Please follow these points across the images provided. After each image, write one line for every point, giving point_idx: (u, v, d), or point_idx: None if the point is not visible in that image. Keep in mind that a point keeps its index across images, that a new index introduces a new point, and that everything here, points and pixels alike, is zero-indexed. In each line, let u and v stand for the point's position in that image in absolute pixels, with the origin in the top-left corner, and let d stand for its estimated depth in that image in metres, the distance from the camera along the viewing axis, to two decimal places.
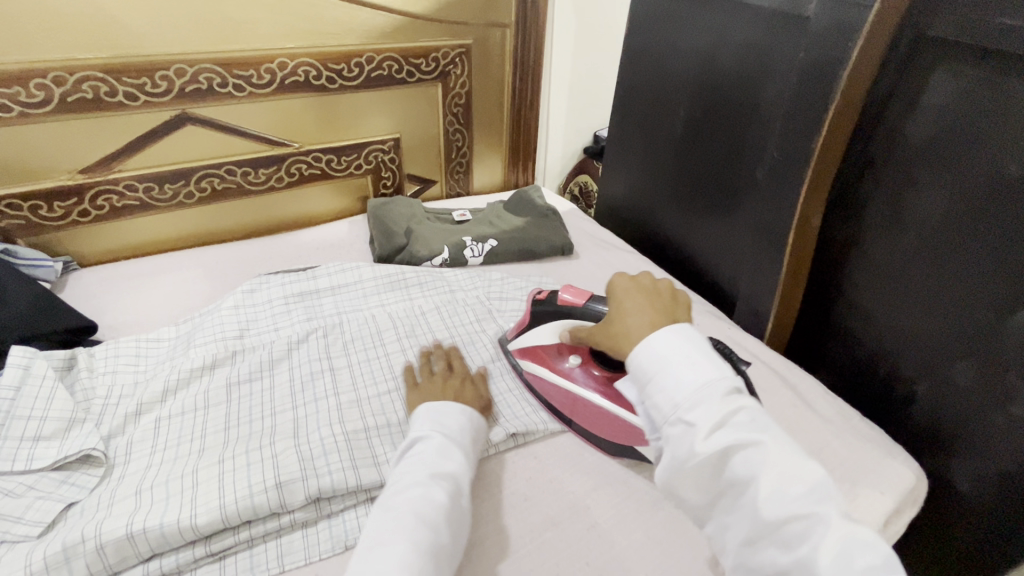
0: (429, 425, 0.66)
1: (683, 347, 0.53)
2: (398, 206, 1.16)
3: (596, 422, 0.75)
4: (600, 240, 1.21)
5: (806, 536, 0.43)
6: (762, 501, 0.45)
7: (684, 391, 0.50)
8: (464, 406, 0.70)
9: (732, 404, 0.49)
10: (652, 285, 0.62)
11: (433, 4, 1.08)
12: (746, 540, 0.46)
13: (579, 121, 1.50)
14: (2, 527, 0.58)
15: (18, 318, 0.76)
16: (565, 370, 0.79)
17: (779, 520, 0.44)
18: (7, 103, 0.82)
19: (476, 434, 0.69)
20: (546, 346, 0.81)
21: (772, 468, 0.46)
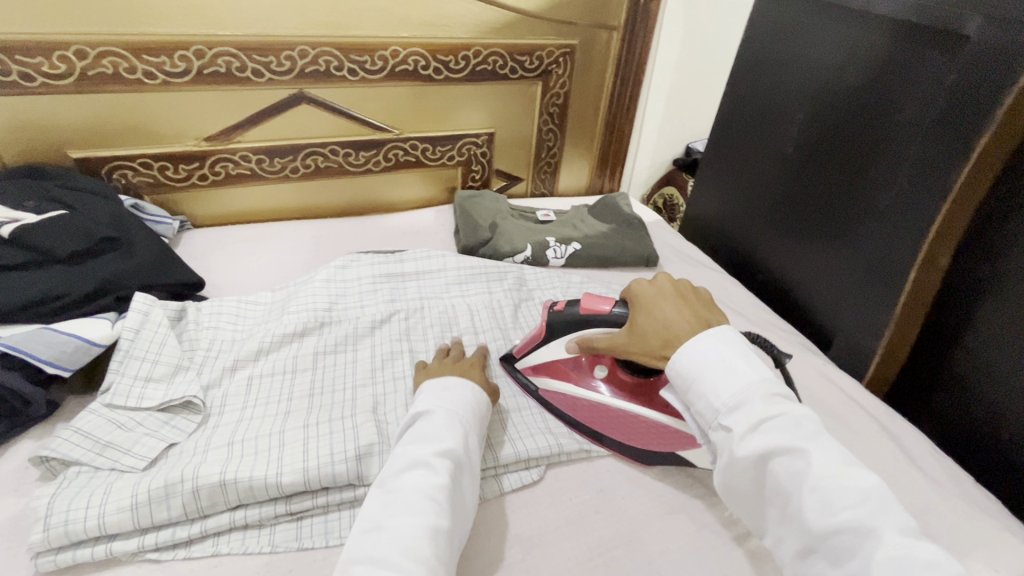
0: (430, 401, 0.64)
1: (721, 354, 0.59)
2: (485, 200, 1.17)
3: (636, 436, 0.72)
4: (686, 254, 1.17)
5: (854, 551, 0.46)
6: (807, 508, 0.49)
7: (725, 395, 0.56)
8: (464, 381, 0.68)
9: (772, 409, 0.54)
10: (674, 291, 0.68)
11: (545, 2, 1.08)
12: (800, 551, 0.50)
13: (673, 132, 1.45)
14: (114, 456, 0.63)
15: (142, 266, 0.81)
16: (594, 385, 0.75)
17: (825, 531, 0.48)
18: (154, 71, 0.90)
19: (483, 411, 0.67)
20: (565, 360, 0.77)
21: (810, 475, 0.50)
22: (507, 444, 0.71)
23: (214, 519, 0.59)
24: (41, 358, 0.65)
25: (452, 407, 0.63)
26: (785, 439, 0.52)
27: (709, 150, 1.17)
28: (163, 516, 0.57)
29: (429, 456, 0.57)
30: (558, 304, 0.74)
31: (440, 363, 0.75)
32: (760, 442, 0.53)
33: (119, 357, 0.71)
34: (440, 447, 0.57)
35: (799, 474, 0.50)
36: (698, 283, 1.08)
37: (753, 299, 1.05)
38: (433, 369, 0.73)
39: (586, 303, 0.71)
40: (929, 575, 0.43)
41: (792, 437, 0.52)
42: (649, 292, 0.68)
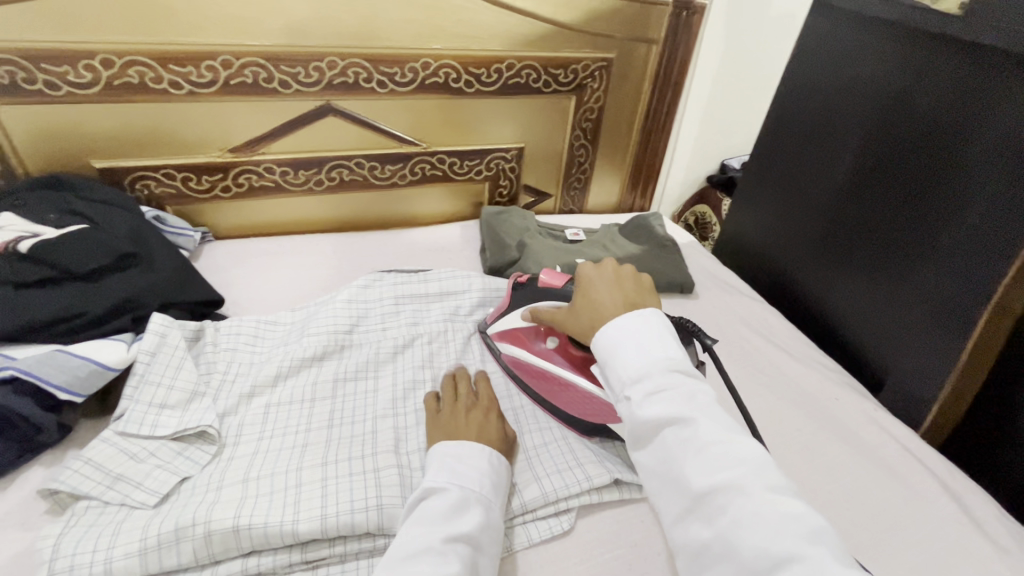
0: (445, 475, 0.59)
1: (639, 328, 0.54)
2: (513, 217, 1.13)
3: (572, 401, 0.75)
4: (722, 280, 1.11)
5: (727, 508, 0.43)
6: (688, 469, 0.45)
7: (632, 367, 0.52)
8: (481, 447, 0.63)
9: (673, 380, 0.50)
10: (614, 274, 0.64)
11: (583, 14, 1.03)
12: (678, 514, 0.46)
13: (708, 148, 1.40)
14: (124, 491, 0.60)
15: (161, 285, 0.78)
16: (542, 352, 0.78)
17: (703, 492, 0.44)
18: (180, 81, 0.87)
19: (502, 484, 0.62)
20: (525, 329, 0.81)
21: (695, 441, 0.46)
22: (521, 490, 0.66)
23: (224, 566, 0.55)
24: (53, 383, 0.63)
25: (468, 486, 0.58)
26: (677, 407, 0.48)
27: (750, 170, 1.11)
28: (170, 563, 0.54)
29: (444, 544, 0.51)
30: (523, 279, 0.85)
31: (452, 410, 0.69)
32: (653, 411, 0.48)
33: (134, 381, 0.68)
34: (458, 533, 0.53)
35: (687, 443, 0.46)
36: (736, 312, 1.02)
37: (795, 331, 0.99)
38: (445, 418, 0.68)
39: (545, 276, 0.80)
40: (790, 524, 0.40)
41: (683, 405, 0.48)
42: (591, 273, 0.64)
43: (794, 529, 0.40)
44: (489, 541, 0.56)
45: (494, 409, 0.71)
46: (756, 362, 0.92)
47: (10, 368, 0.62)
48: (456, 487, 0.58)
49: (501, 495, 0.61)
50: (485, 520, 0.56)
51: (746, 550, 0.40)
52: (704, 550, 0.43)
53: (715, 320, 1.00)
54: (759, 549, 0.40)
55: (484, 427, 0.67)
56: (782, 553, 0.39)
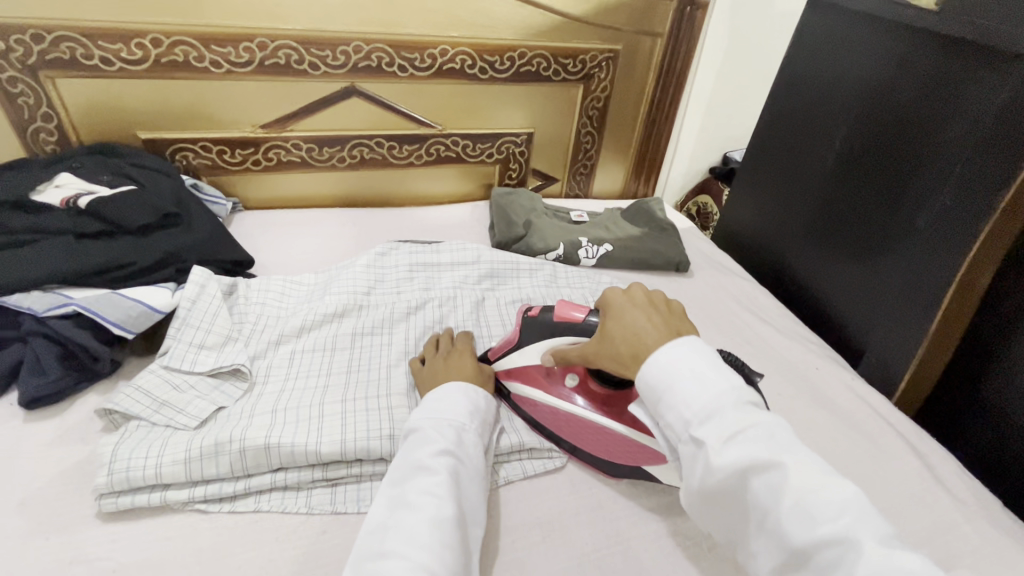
0: (415, 417, 0.65)
1: (693, 361, 0.55)
2: (520, 197, 1.20)
3: (598, 445, 0.70)
4: (717, 262, 1.17)
5: (839, 564, 0.43)
6: (787, 524, 0.46)
7: (696, 408, 0.52)
8: (459, 385, 0.70)
9: (744, 420, 0.50)
10: (648, 300, 0.64)
11: (593, 7, 1.10)
12: (778, 567, 0.47)
13: (711, 140, 1.46)
14: (169, 414, 0.68)
15: (200, 243, 0.87)
16: (562, 393, 0.72)
17: (811, 547, 0.44)
18: (220, 61, 0.96)
19: (480, 412, 0.68)
20: (538, 367, 0.74)
21: (793, 493, 0.46)
22: (507, 433, 0.73)
23: (256, 479, 0.63)
24: (111, 319, 0.71)
25: (445, 416, 0.65)
26: (760, 452, 0.48)
27: (747, 159, 1.17)
28: (211, 472, 0.62)
29: (429, 461, 0.59)
30: (531, 312, 0.74)
31: (432, 360, 0.77)
32: (733, 458, 0.48)
33: (177, 324, 0.76)
34: (435, 449, 0.60)
35: (780, 490, 0.47)
36: (728, 291, 1.08)
37: (782, 309, 1.05)
38: (425, 371, 0.75)
39: (559, 309, 0.70)
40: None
41: (768, 450, 0.48)
42: (624, 300, 0.64)
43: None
44: (470, 456, 0.63)
45: (469, 349, 0.79)
46: (743, 335, 0.98)
47: (73, 305, 0.71)
48: (433, 420, 0.64)
49: (477, 419, 0.67)
50: (459, 439, 0.63)
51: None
52: None
53: (707, 298, 1.06)
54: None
55: (461, 366, 0.75)
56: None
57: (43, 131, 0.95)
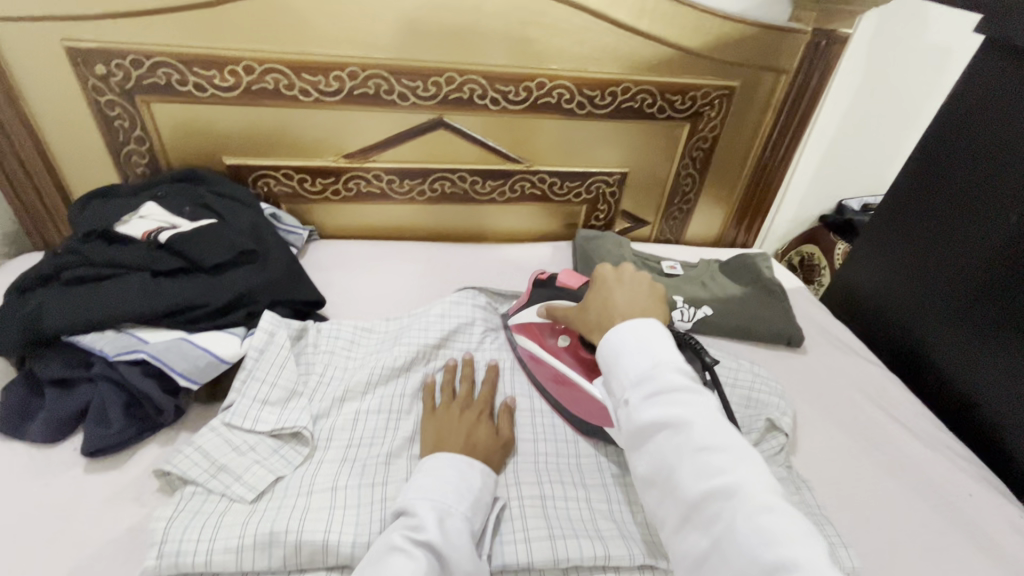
0: (415, 492, 0.58)
1: (638, 331, 0.56)
2: (607, 243, 1.08)
3: (567, 393, 0.78)
4: (834, 336, 1.01)
5: (721, 515, 0.44)
6: (681, 477, 0.47)
7: (635, 371, 0.53)
8: (463, 455, 0.64)
9: (670, 382, 0.51)
10: (632, 276, 0.67)
11: (712, 40, 0.97)
12: (675, 525, 0.47)
13: (824, 187, 1.29)
14: (225, 483, 0.63)
15: (271, 283, 0.81)
16: (553, 348, 0.81)
17: (699, 497, 0.46)
18: (310, 89, 0.91)
19: (474, 493, 0.61)
20: (540, 323, 0.83)
21: (689, 450, 0.48)
22: (507, 544, 0.62)
23: (309, 575, 0.57)
24: (176, 370, 0.68)
25: (437, 499, 0.57)
26: (674, 411, 0.49)
27: (880, 217, 1.01)
28: (262, 566, 0.56)
29: (407, 544, 0.52)
30: (542, 276, 0.86)
31: (447, 409, 0.72)
32: (649, 415, 0.50)
33: (242, 375, 0.72)
34: (420, 535, 0.53)
35: (680, 446, 0.48)
36: (848, 375, 0.93)
37: (920, 406, 0.89)
38: (442, 415, 0.71)
39: (562, 275, 0.81)
40: (791, 528, 0.43)
41: (681, 410, 0.49)
42: (609, 274, 0.68)
43: (788, 533, 0.42)
44: (456, 574, 0.53)
45: (485, 411, 0.73)
46: (868, 434, 0.83)
47: (143, 352, 0.68)
48: (425, 502, 0.57)
49: (467, 500, 0.59)
50: (442, 526, 0.55)
51: (738, 556, 0.42)
52: (699, 560, 0.45)
53: (823, 380, 0.91)
54: (754, 555, 0.42)
55: (473, 430, 0.69)
56: (772, 558, 0.41)
57: (135, 154, 0.95)
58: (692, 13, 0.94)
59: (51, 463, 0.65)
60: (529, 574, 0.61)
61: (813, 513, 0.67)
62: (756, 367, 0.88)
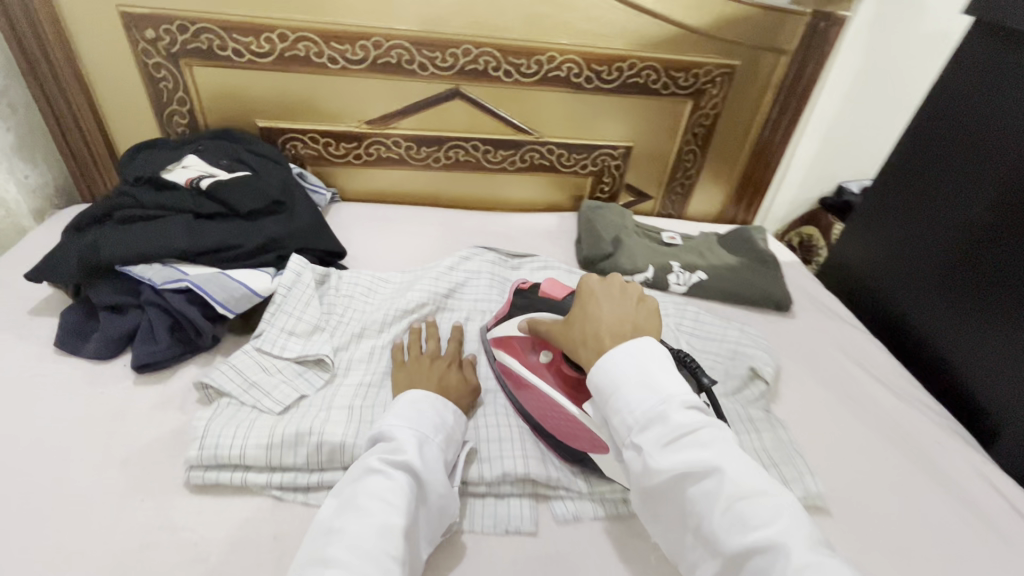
0: (390, 425, 0.61)
1: (638, 362, 0.57)
2: (610, 212, 1.14)
3: (545, 414, 0.71)
4: (823, 304, 1.06)
5: (766, 569, 0.46)
6: (720, 531, 0.48)
7: (643, 410, 0.54)
8: (428, 392, 0.67)
9: (685, 422, 0.52)
10: (618, 289, 0.66)
11: (715, 20, 1.02)
12: (713, 574, 0.49)
13: (824, 169, 1.34)
14: (256, 396, 0.71)
15: (298, 231, 0.89)
16: (534, 364, 0.73)
17: (741, 552, 0.47)
18: (337, 58, 0.99)
19: (447, 428, 0.65)
20: (521, 337, 0.76)
21: (722, 500, 0.49)
22: (509, 458, 0.69)
23: (328, 474, 0.64)
24: (216, 299, 0.76)
25: (415, 427, 0.61)
26: (698, 457, 0.51)
27: (872, 193, 1.06)
28: (289, 464, 0.63)
29: (384, 465, 0.57)
30: (524, 284, 0.81)
31: (416, 362, 0.75)
32: (670, 463, 0.51)
33: (272, 308, 0.80)
34: (397, 456, 0.57)
35: (710, 494, 0.49)
36: (832, 337, 0.98)
37: (900, 368, 0.94)
38: (413, 366, 0.74)
39: (545, 284, 0.75)
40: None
41: (706, 455, 0.50)
42: (593, 285, 0.67)
43: None
44: (429, 496, 0.58)
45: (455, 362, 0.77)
46: (847, 390, 0.88)
47: (186, 281, 0.77)
48: (402, 427, 0.61)
49: (442, 433, 0.64)
50: (420, 451, 0.59)
51: None
52: None
53: (808, 342, 0.97)
54: None
55: (445, 374, 0.73)
56: None
57: (177, 115, 1.03)
58: None
59: (104, 375, 0.74)
60: (524, 485, 0.68)
61: (785, 447, 0.74)
62: (746, 326, 0.95)
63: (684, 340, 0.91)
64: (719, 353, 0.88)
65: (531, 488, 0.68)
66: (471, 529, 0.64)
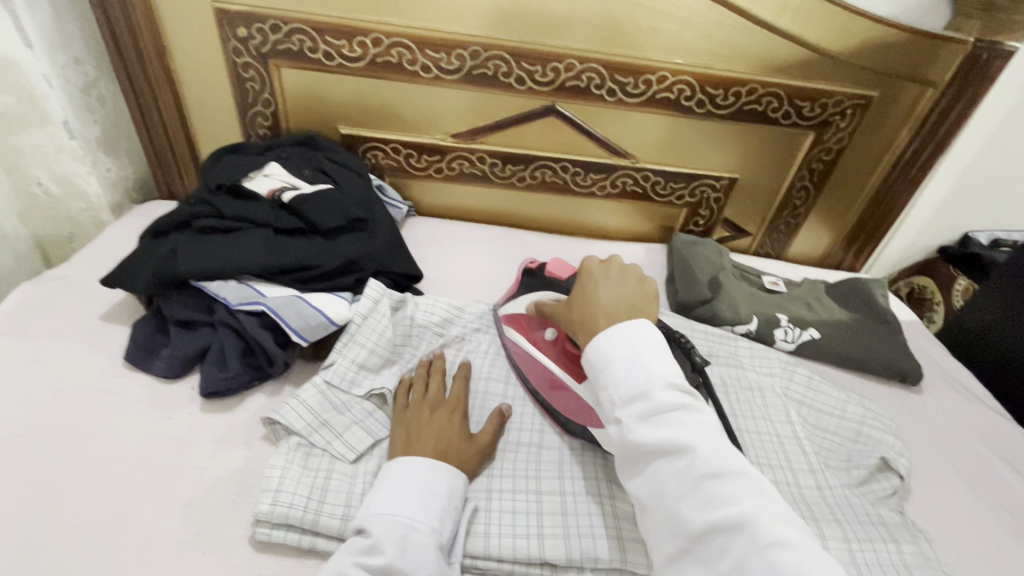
0: (371, 516, 0.55)
1: (630, 340, 0.54)
2: (707, 250, 1.03)
3: (549, 389, 0.73)
4: (954, 379, 0.92)
5: (726, 550, 0.43)
6: (684, 507, 0.45)
7: (628, 385, 0.51)
8: (419, 459, 0.60)
9: (669, 400, 0.49)
10: (619, 272, 0.63)
11: (856, 45, 0.90)
12: (671, 556, 0.46)
13: (950, 216, 1.18)
14: (326, 439, 0.65)
15: (377, 253, 0.83)
16: (540, 342, 0.74)
17: (703, 531, 0.44)
18: (431, 66, 0.92)
19: (441, 501, 0.58)
20: (529, 315, 0.77)
21: (694, 479, 0.46)
22: (599, 543, 0.60)
23: None
24: (293, 326, 0.71)
25: (398, 515, 0.55)
26: (676, 436, 0.48)
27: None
28: None
29: (359, 573, 0.50)
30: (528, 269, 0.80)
31: (419, 405, 0.67)
32: (646, 437, 0.48)
33: (345, 339, 0.74)
34: (372, 560, 0.51)
35: (682, 472, 0.47)
36: (968, 423, 0.84)
37: None
38: (411, 415, 0.66)
39: (552, 264, 0.82)
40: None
41: (681, 434, 0.47)
42: (595, 268, 0.63)
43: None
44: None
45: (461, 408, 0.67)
46: (996, 494, 0.75)
47: (262, 304, 0.71)
48: (383, 520, 0.54)
49: (433, 510, 0.56)
50: (404, 549, 0.52)
51: None
52: None
53: (941, 427, 0.83)
54: None
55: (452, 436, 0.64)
56: None
57: (260, 116, 0.99)
58: (839, 13, 0.87)
59: (170, 397, 0.70)
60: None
61: (931, 566, 0.62)
62: (867, 401, 0.82)
63: (797, 413, 0.79)
64: (839, 438, 0.77)
65: None
66: None
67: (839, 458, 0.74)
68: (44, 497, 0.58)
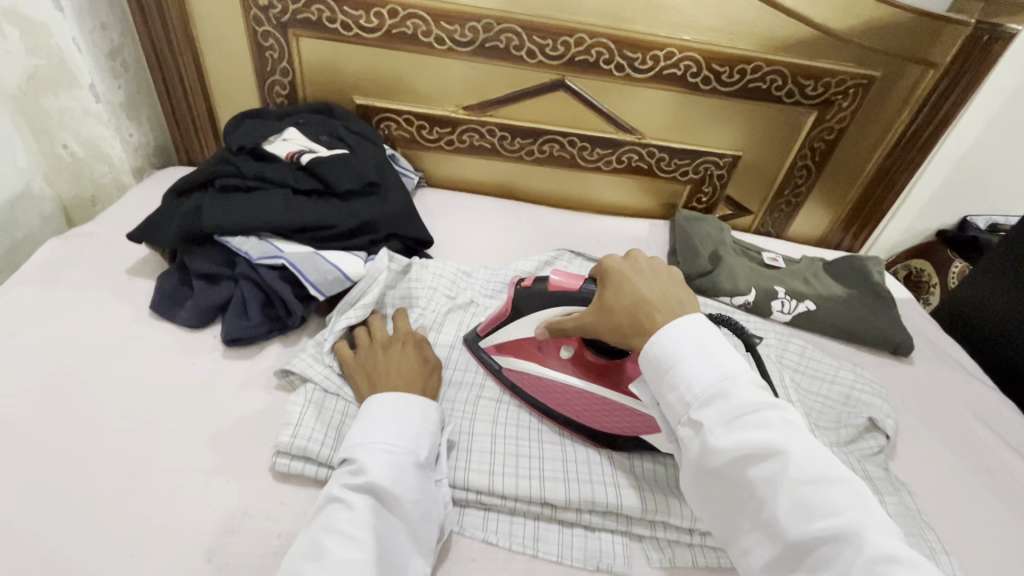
0: (353, 442, 0.56)
1: (694, 339, 0.52)
2: (709, 225, 1.06)
3: (579, 410, 0.69)
4: (945, 352, 0.95)
5: (833, 561, 0.41)
6: (782, 516, 0.44)
7: (704, 387, 0.49)
8: (390, 395, 0.61)
9: (749, 399, 0.48)
10: (648, 266, 0.59)
11: (859, 25, 0.92)
12: (767, 564, 0.45)
13: (949, 199, 1.20)
14: (338, 384, 0.69)
15: (391, 216, 0.86)
16: (554, 363, 0.71)
17: (807, 541, 0.42)
18: (444, 38, 0.95)
19: (416, 426, 0.59)
20: (528, 341, 0.71)
21: (790, 484, 0.44)
22: (598, 487, 0.63)
23: None
24: (311, 280, 0.75)
25: (374, 439, 0.56)
26: (764, 439, 0.46)
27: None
28: None
29: (345, 492, 0.52)
30: (525, 282, 0.69)
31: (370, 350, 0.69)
32: (734, 440, 0.46)
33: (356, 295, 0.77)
34: (359, 479, 0.52)
35: (774, 478, 0.45)
36: (955, 391, 0.88)
37: None
38: (367, 359, 0.68)
39: (556, 277, 0.66)
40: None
41: (770, 437, 0.46)
42: (621, 267, 0.59)
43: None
44: (404, 506, 0.53)
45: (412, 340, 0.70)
46: (980, 458, 0.78)
47: (282, 259, 0.76)
48: (364, 444, 0.56)
49: (408, 435, 0.58)
50: (387, 465, 0.54)
51: None
52: None
53: (930, 395, 0.86)
54: None
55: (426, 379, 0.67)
56: None
57: (278, 85, 1.03)
58: None
59: (194, 345, 0.73)
60: (616, 518, 0.63)
61: (910, 515, 0.65)
62: (858, 367, 0.86)
63: (791, 377, 0.82)
64: (830, 401, 0.80)
65: (621, 520, 0.62)
66: (559, 560, 0.59)
67: (829, 419, 0.77)
68: (80, 428, 0.62)
